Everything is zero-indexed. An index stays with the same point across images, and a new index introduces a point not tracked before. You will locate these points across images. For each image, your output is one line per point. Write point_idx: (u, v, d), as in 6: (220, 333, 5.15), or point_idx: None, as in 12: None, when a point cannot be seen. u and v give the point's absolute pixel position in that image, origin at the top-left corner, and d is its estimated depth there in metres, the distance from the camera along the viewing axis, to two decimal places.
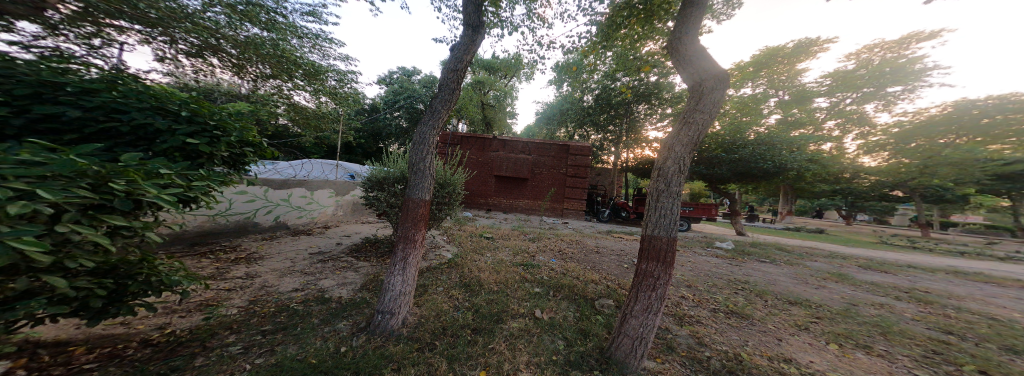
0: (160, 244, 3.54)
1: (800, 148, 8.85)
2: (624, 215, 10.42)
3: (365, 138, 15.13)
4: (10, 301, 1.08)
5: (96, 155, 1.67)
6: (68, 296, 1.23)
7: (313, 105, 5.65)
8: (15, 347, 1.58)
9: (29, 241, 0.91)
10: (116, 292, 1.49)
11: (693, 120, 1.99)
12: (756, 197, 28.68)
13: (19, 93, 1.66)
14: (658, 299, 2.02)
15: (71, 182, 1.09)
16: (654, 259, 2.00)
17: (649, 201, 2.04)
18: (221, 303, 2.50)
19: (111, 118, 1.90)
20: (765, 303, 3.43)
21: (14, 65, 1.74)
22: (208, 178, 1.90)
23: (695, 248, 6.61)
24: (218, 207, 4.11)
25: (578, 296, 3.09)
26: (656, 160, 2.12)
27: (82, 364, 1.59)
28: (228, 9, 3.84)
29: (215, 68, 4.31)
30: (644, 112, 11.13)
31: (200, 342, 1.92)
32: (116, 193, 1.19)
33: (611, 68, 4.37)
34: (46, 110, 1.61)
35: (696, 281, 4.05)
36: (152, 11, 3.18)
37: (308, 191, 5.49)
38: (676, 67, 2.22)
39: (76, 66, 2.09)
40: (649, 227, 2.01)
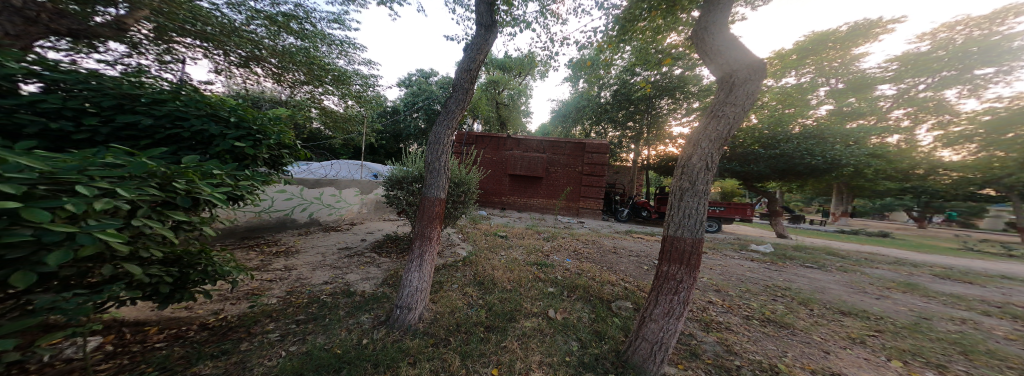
0: (216, 237, 3.96)
1: (857, 141, 7.98)
2: (645, 215, 10.01)
3: (387, 139, 15.69)
4: (98, 285, 1.26)
5: (163, 159, 1.89)
6: (143, 282, 1.41)
7: (341, 108, 5.94)
8: (104, 325, 1.84)
9: (111, 233, 1.04)
10: (180, 279, 1.67)
11: (722, 114, 1.87)
12: (800, 197, 26.27)
13: (107, 105, 1.90)
14: (681, 303, 1.94)
15: (143, 182, 1.23)
16: (676, 262, 1.91)
17: (671, 201, 1.96)
18: (264, 293, 2.73)
19: (175, 125, 2.13)
20: (810, 312, 3.15)
21: (103, 80, 2.01)
22: (254, 178, 2.09)
23: (726, 251, 6.19)
24: (262, 205, 4.52)
25: (594, 298, 3.02)
26: (680, 157, 2.03)
27: (154, 343, 1.81)
28: (267, 21, 4.20)
29: (259, 77, 4.76)
30: (667, 108, 10.62)
31: (246, 328, 2.11)
32: (178, 191, 1.34)
33: (629, 61, 4.21)
34: (126, 119, 1.85)
35: (728, 286, 3.81)
36: (209, 27, 3.58)
37: (337, 191, 5.80)
38: (704, 58, 2.09)
39: (151, 81, 2.39)
40: (670, 227, 1.93)
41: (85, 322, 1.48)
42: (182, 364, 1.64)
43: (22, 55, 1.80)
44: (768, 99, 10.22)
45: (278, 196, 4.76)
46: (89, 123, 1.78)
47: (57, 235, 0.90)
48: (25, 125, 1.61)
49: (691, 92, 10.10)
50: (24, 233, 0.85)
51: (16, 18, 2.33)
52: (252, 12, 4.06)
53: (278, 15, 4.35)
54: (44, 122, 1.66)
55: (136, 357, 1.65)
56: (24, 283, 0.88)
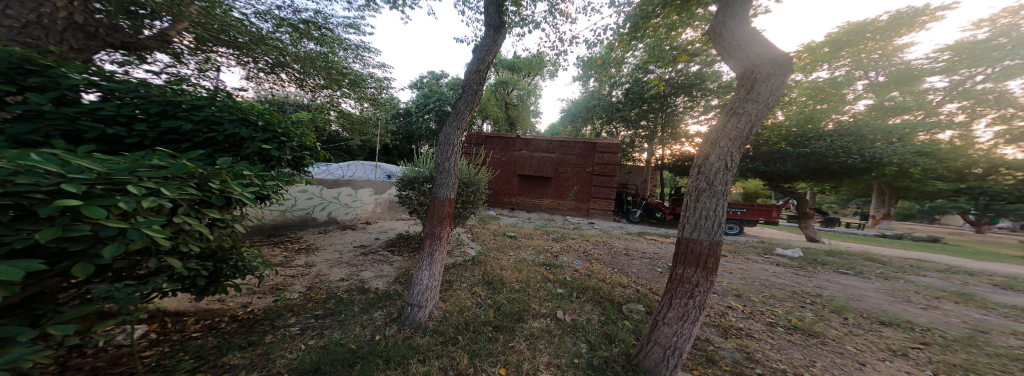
0: (246, 234, 4.22)
1: (902, 138, 7.38)
2: (659, 216, 9.73)
3: (400, 140, 16.04)
4: (145, 277, 1.37)
5: (201, 160, 2.02)
6: (182, 275, 1.52)
7: (358, 111, 6.12)
8: (149, 314, 2.00)
9: (157, 229, 1.13)
10: (215, 273, 1.79)
11: (743, 111, 1.79)
12: (832, 199, 24.63)
13: (154, 111, 2.05)
14: (697, 307, 1.87)
15: (184, 182, 1.33)
16: (692, 264, 1.85)
17: (686, 202, 1.90)
18: (287, 287, 2.86)
19: (211, 129, 2.27)
20: (844, 321, 2.96)
21: (152, 89, 2.18)
22: (279, 179, 2.19)
23: (749, 255, 5.92)
24: (287, 204, 4.75)
25: (604, 299, 2.97)
26: (697, 156, 1.97)
27: (191, 332, 1.95)
28: (290, 28, 4.43)
29: (284, 82, 5.04)
30: (684, 106, 10.27)
31: (270, 321, 2.22)
32: (213, 191, 1.44)
33: (641, 59, 4.10)
34: (170, 124, 1.99)
35: (749, 291, 3.63)
36: (241, 37, 3.89)
37: (354, 190, 5.99)
38: (723, 54, 2.02)
39: (192, 89, 2.55)
40: (685, 228, 1.87)
41: (130, 312, 1.60)
42: (213, 354, 1.76)
43: (85, 67, 1.96)
44: (796, 95, 9.63)
45: (301, 196, 4.99)
46: (139, 128, 1.92)
47: (112, 230, 0.98)
48: (86, 131, 1.76)
49: (711, 88, 9.70)
50: (84, 228, 0.94)
51: (78, 33, 2.63)
52: (277, 20, 4.29)
53: (299, 22, 4.54)
54: (102, 129, 1.81)
55: (174, 346, 1.79)
56: (84, 274, 0.98)
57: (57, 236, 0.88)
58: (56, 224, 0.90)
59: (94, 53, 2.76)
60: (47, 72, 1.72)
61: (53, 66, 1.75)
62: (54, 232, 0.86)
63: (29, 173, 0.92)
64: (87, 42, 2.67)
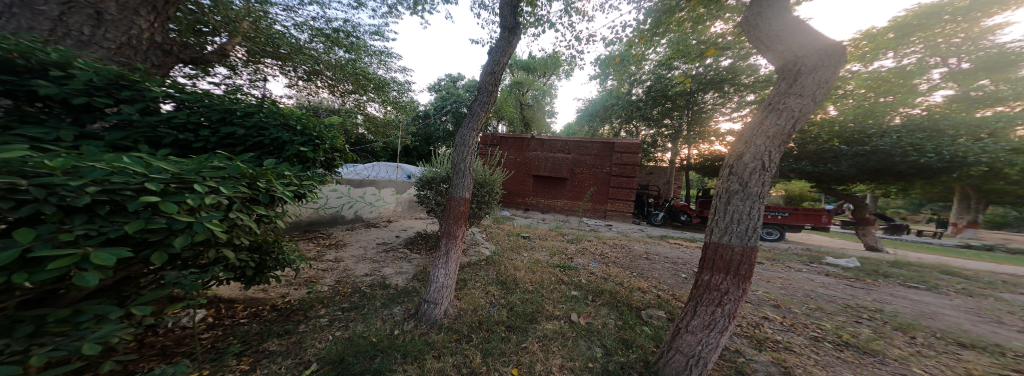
0: (284, 230, 4.58)
1: (993, 133, 6.32)
2: (684, 219, 9.24)
3: (420, 142, 16.50)
4: (205, 266, 1.55)
5: (251, 162, 2.21)
6: (233, 265, 1.69)
7: (382, 114, 6.38)
8: (206, 299, 2.24)
9: (215, 223, 1.27)
10: (260, 264, 1.97)
11: (783, 107, 1.66)
12: (898, 204, 21.70)
13: (215, 118, 2.27)
14: (725, 316, 1.76)
15: (238, 181, 1.47)
16: (721, 271, 1.74)
17: (716, 204, 1.81)
18: (318, 280, 3.06)
19: (259, 134, 2.47)
20: (909, 340, 2.62)
21: (213, 97, 2.39)
22: (314, 179, 2.34)
23: (791, 263, 5.45)
24: (319, 202, 5.08)
25: (621, 304, 2.87)
26: (728, 156, 1.86)
27: (239, 318, 2.17)
28: (324, 37, 4.74)
29: (318, 88, 5.41)
30: (712, 102, 9.61)
31: (304, 310, 2.39)
32: (260, 190, 1.58)
33: (664, 54, 3.92)
34: (227, 131, 2.19)
35: (790, 302, 3.36)
36: (284, 48, 4.27)
37: (377, 190, 6.27)
38: (762, 46, 1.87)
39: (245, 97, 2.80)
40: (714, 232, 1.77)
41: (192, 297, 1.80)
42: (256, 339, 1.94)
43: (163, 80, 2.19)
44: (855, 87, 8.07)
45: (331, 195, 5.32)
46: (203, 134, 2.15)
47: (182, 224, 1.12)
48: (163, 137, 2.00)
49: (745, 83, 8.92)
50: (161, 222, 1.07)
51: (160, 51, 3.02)
52: (313, 31, 4.61)
53: (330, 31, 4.84)
54: (175, 135, 2.04)
55: (226, 330, 2.00)
56: (160, 261, 1.13)
57: (141, 227, 1.01)
58: (140, 218, 1.04)
59: (169, 68, 3.15)
60: (135, 86, 1.95)
61: (141, 81, 1.96)
62: (138, 224, 0.99)
63: (121, 173, 1.06)
64: (164, 59, 3.05)
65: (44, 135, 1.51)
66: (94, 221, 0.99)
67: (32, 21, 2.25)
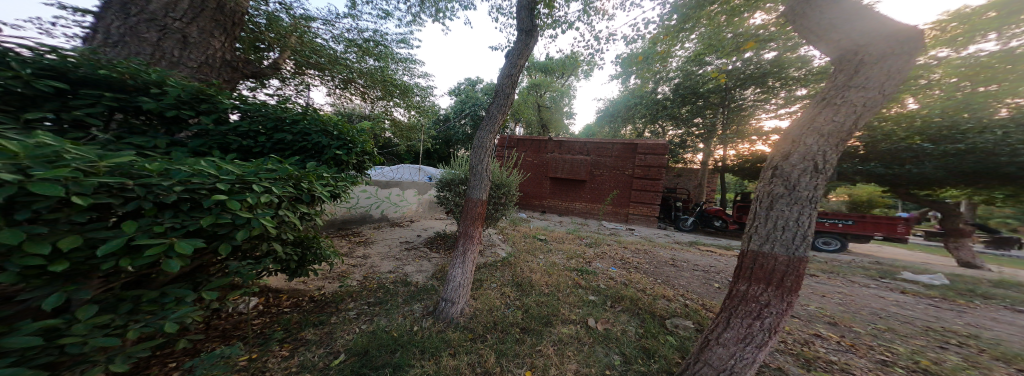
0: (320, 227, 4.95)
1: None
2: (719, 225, 8.60)
3: (440, 145, 16.94)
4: (259, 258, 1.73)
5: (296, 165, 2.43)
6: (280, 258, 1.87)
7: (406, 118, 6.65)
8: (257, 288, 2.50)
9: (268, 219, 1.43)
10: (302, 258, 2.15)
11: (842, 102, 1.49)
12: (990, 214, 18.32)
13: (270, 126, 2.53)
14: (764, 331, 1.63)
15: (286, 182, 1.63)
16: (761, 281, 1.61)
17: (756, 208, 1.68)
18: (348, 274, 3.26)
19: (304, 139, 2.68)
20: (1008, 372, 2.19)
21: (268, 106, 2.65)
22: (348, 180, 2.50)
23: (858, 278, 4.83)
24: (351, 201, 5.43)
25: (643, 312, 2.74)
26: (772, 156, 1.72)
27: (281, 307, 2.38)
28: (357, 48, 5.07)
29: (351, 95, 5.80)
30: (754, 98, 8.74)
31: (336, 303, 2.56)
32: (304, 190, 1.74)
33: (693, 50, 3.69)
34: (278, 137, 2.42)
35: (850, 320, 2.99)
36: (323, 59, 4.64)
37: (401, 191, 6.54)
38: (816, 36, 1.70)
39: (293, 106, 3.06)
40: (753, 239, 1.65)
41: (247, 285, 2.01)
42: (295, 328, 2.11)
43: (231, 93, 2.48)
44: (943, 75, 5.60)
45: (361, 195, 5.65)
46: (262, 140, 2.41)
47: (243, 219, 1.28)
48: (230, 144, 2.30)
49: (795, 77, 7.89)
50: (227, 217, 1.24)
51: (229, 68, 3.47)
52: (347, 42, 4.95)
53: (362, 41, 5.16)
54: (240, 141, 2.33)
55: (271, 317, 2.20)
56: (225, 251, 1.30)
57: (213, 221, 1.19)
58: (212, 213, 1.21)
59: (234, 82, 3.60)
60: (211, 99, 2.25)
61: (215, 95, 2.27)
62: (211, 219, 1.16)
63: (199, 174, 1.24)
64: (231, 75, 3.48)
65: (147, 144, 1.83)
66: (179, 216, 1.17)
67: (138, 48, 2.66)
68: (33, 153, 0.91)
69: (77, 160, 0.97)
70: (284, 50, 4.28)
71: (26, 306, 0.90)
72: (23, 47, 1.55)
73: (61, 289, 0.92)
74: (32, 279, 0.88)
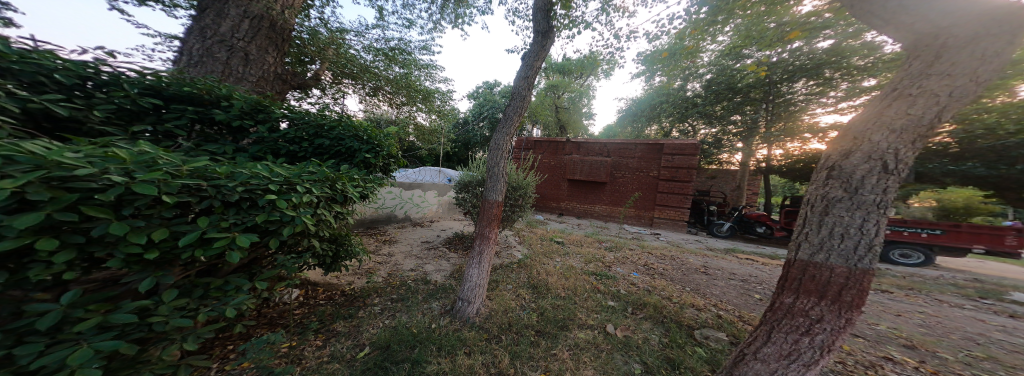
0: (351, 226, 5.27)
1: None
2: (761, 231, 7.89)
3: (460, 148, 17.28)
4: (302, 252, 1.90)
5: (332, 167, 2.61)
6: (319, 253, 2.04)
7: (428, 122, 6.85)
8: (297, 280, 2.73)
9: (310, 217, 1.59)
10: (338, 255, 2.31)
11: (918, 92, 1.32)
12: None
13: (310, 132, 2.72)
14: (814, 348, 1.53)
15: (326, 183, 1.78)
16: (812, 294, 1.51)
17: (809, 213, 1.57)
18: (375, 271, 3.42)
19: (339, 143, 2.82)
20: None
21: (307, 113, 2.83)
22: (376, 181, 2.63)
23: (940, 293, 4.13)
24: (378, 202, 5.72)
25: (669, 320, 2.61)
26: (828, 156, 1.59)
27: (317, 300, 2.58)
28: (383, 56, 5.32)
29: (379, 102, 6.13)
30: (805, 92, 7.54)
31: (363, 297, 2.70)
32: (340, 190, 1.88)
33: (727, 43, 3.44)
34: (317, 142, 2.61)
35: (933, 344, 2.52)
36: (354, 68, 4.95)
37: (423, 192, 6.75)
38: (882, 22, 1.53)
39: (330, 114, 3.28)
40: (803, 248, 1.55)
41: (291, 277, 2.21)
42: (328, 319, 2.27)
43: (281, 103, 2.72)
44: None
45: (387, 196, 5.92)
46: (304, 145, 2.63)
47: (289, 216, 1.44)
48: (280, 149, 2.58)
49: (860, 65, 6.53)
50: (277, 215, 1.40)
51: (279, 81, 3.88)
52: (376, 52, 5.23)
53: (388, 50, 5.42)
54: (287, 146, 2.61)
55: (307, 309, 2.40)
56: (274, 245, 1.48)
57: (265, 219, 1.36)
58: (264, 212, 1.38)
59: (283, 93, 4.00)
60: (266, 110, 2.54)
61: (268, 105, 2.56)
62: (262, 216, 1.33)
63: (256, 177, 1.43)
64: (281, 86, 3.88)
65: (218, 150, 2.15)
66: (239, 213, 1.36)
67: (212, 66, 3.14)
68: (137, 159, 1.10)
69: (167, 165, 1.18)
70: (322, 61, 4.66)
71: (127, 287, 1.17)
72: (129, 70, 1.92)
73: (152, 274, 1.17)
74: (134, 265, 1.13)
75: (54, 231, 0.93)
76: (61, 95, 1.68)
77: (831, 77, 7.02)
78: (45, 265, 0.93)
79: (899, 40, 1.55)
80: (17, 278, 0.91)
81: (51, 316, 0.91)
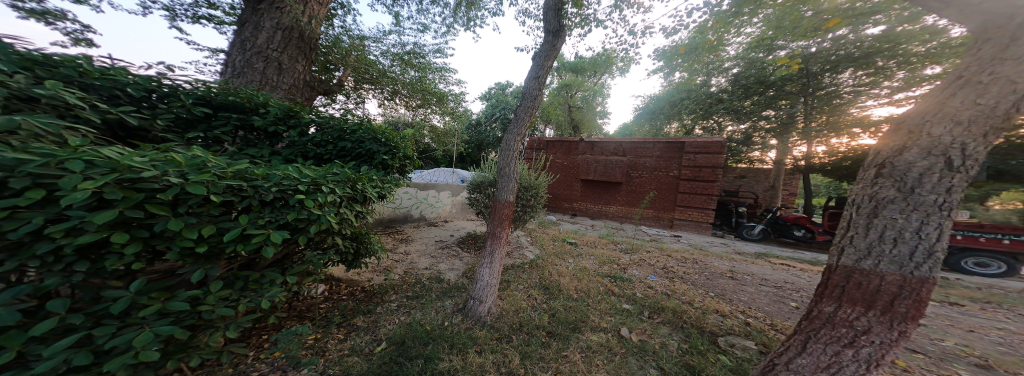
0: (371, 225, 5.48)
1: None
2: (801, 235, 7.12)
3: (473, 149, 17.44)
4: (328, 249, 2.00)
5: (355, 169, 2.73)
6: (343, 250, 2.14)
7: (442, 124, 6.98)
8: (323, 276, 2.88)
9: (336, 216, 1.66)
10: (359, 253, 2.40)
11: (988, 82, 1.20)
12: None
13: (334, 135, 2.84)
14: (857, 362, 1.43)
15: (349, 183, 1.86)
16: (859, 304, 1.42)
17: (854, 216, 1.48)
18: (392, 268, 3.53)
19: (360, 146, 2.93)
20: None
21: (332, 117, 2.95)
22: (394, 181, 2.71)
23: (1003, 305, 3.71)
24: (396, 202, 5.90)
25: (689, 326, 2.51)
26: (877, 154, 1.48)
27: (340, 295, 2.71)
28: (399, 60, 5.48)
29: (396, 105, 6.32)
30: (853, 83, 6.58)
31: (382, 293, 2.80)
32: (361, 190, 1.95)
33: (753, 35, 3.25)
34: (341, 145, 2.75)
35: (1013, 365, 2.19)
36: (373, 73, 5.13)
37: (437, 193, 6.88)
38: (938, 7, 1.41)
39: (352, 118, 3.42)
40: (848, 254, 1.46)
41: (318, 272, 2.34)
42: (349, 313, 2.37)
43: (310, 109, 2.87)
44: None
45: (404, 197, 6.08)
46: (329, 148, 2.77)
47: (316, 215, 1.52)
48: (309, 152, 2.72)
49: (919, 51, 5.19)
50: (306, 213, 1.48)
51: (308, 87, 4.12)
52: (393, 57, 5.39)
53: (404, 54, 5.58)
54: (316, 149, 2.76)
55: (331, 303, 2.52)
56: (304, 241, 1.56)
57: (295, 217, 1.44)
58: (294, 210, 1.46)
59: (311, 99, 4.23)
60: (297, 115, 2.71)
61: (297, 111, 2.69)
62: (293, 214, 1.41)
63: (288, 177, 1.52)
64: (309, 93, 4.11)
65: (258, 154, 2.34)
66: (274, 211, 1.45)
67: (252, 75, 3.38)
68: (190, 162, 1.22)
69: (215, 167, 1.30)
70: (345, 67, 4.88)
71: (182, 278, 1.34)
72: (186, 82, 2.14)
73: (202, 267, 1.29)
74: (187, 258, 1.26)
75: (125, 226, 1.07)
76: (132, 107, 1.93)
77: (885, 65, 5.88)
78: (118, 256, 1.09)
79: (965, 21, 1.39)
80: (96, 267, 1.07)
81: (122, 302, 1.06)
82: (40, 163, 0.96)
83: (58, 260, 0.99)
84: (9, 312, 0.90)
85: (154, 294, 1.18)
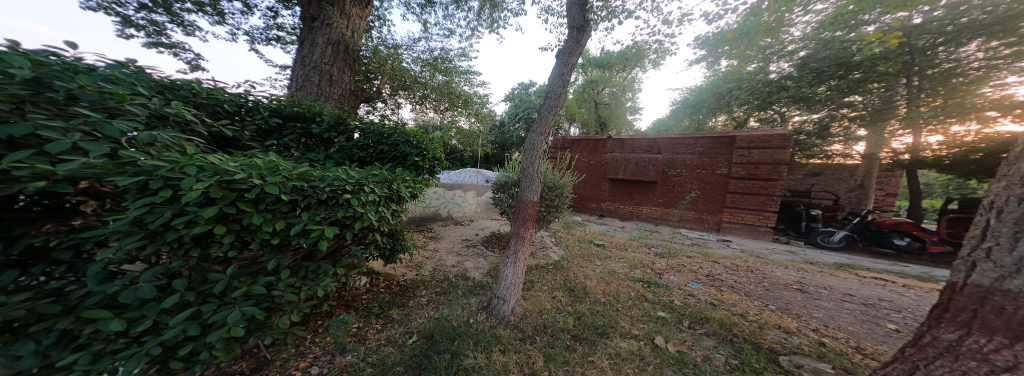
0: (404, 223, 5.79)
1: None
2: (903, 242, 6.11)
3: (497, 149, 17.62)
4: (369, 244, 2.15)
5: (391, 170, 2.92)
6: (381, 245, 2.28)
7: (468, 125, 7.02)
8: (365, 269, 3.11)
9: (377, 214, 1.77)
10: (394, 249, 2.55)
11: None
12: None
13: (373, 139, 3.05)
14: None
15: (385, 183, 1.98)
16: (1000, 333, 1.13)
17: (997, 224, 1.20)
18: (423, 265, 3.69)
19: (395, 148, 3.12)
20: None
21: (371, 123, 3.17)
22: (424, 181, 2.84)
23: None
24: (426, 202, 6.15)
25: (739, 340, 2.30)
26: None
27: (378, 288, 2.90)
28: (428, 66, 5.73)
29: (425, 109, 6.61)
30: (985, 56, 5.12)
31: (413, 288, 2.94)
32: (398, 190, 2.07)
33: (803, 15, 2.91)
34: (379, 149, 2.94)
35: None
36: (405, 79, 5.42)
37: (463, 192, 7.05)
38: None
39: (388, 122, 3.64)
40: (986, 270, 1.19)
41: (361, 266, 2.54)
42: (385, 305, 2.53)
43: (356, 117, 3.10)
44: None
45: (433, 196, 6.33)
46: (370, 152, 2.99)
47: (360, 213, 1.65)
48: (354, 155, 2.96)
49: None
50: (352, 211, 1.61)
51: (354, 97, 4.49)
52: (422, 63, 5.66)
53: (432, 59, 5.83)
54: (360, 153, 3.00)
55: (369, 295, 2.71)
56: (350, 236, 1.69)
57: (343, 215, 1.57)
58: (343, 208, 1.59)
59: (356, 107, 4.60)
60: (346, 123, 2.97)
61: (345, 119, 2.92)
62: (342, 212, 1.54)
63: (341, 178, 1.66)
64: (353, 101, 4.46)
65: (315, 158, 2.62)
66: (329, 209, 1.60)
67: (312, 90, 3.79)
68: (268, 166, 1.41)
69: (284, 169, 1.48)
70: (382, 76, 5.23)
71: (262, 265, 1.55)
72: (264, 98, 2.50)
73: (276, 257, 1.47)
74: (264, 248, 1.45)
75: (223, 220, 1.26)
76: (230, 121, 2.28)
77: None
78: (219, 244, 1.29)
79: None
80: (204, 253, 1.28)
81: (221, 284, 1.24)
82: (169, 168, 1.16)
83: (179, 246, 1.20)
84: (149, 287, 1.10)
85: (242, 278, 1.37)
